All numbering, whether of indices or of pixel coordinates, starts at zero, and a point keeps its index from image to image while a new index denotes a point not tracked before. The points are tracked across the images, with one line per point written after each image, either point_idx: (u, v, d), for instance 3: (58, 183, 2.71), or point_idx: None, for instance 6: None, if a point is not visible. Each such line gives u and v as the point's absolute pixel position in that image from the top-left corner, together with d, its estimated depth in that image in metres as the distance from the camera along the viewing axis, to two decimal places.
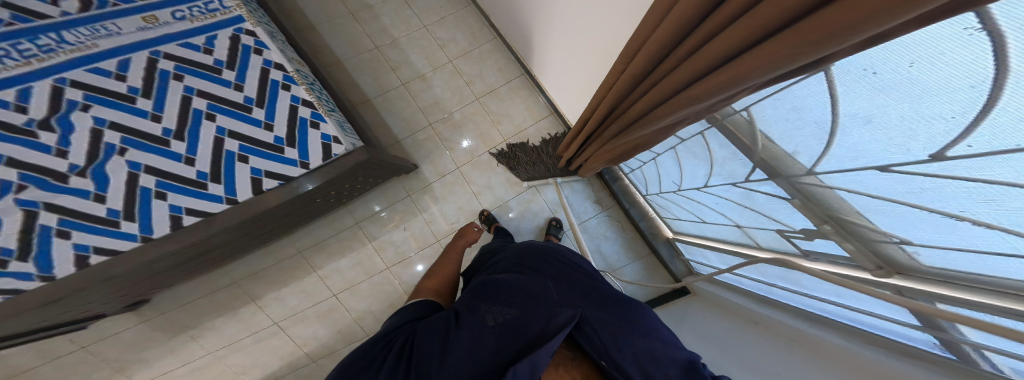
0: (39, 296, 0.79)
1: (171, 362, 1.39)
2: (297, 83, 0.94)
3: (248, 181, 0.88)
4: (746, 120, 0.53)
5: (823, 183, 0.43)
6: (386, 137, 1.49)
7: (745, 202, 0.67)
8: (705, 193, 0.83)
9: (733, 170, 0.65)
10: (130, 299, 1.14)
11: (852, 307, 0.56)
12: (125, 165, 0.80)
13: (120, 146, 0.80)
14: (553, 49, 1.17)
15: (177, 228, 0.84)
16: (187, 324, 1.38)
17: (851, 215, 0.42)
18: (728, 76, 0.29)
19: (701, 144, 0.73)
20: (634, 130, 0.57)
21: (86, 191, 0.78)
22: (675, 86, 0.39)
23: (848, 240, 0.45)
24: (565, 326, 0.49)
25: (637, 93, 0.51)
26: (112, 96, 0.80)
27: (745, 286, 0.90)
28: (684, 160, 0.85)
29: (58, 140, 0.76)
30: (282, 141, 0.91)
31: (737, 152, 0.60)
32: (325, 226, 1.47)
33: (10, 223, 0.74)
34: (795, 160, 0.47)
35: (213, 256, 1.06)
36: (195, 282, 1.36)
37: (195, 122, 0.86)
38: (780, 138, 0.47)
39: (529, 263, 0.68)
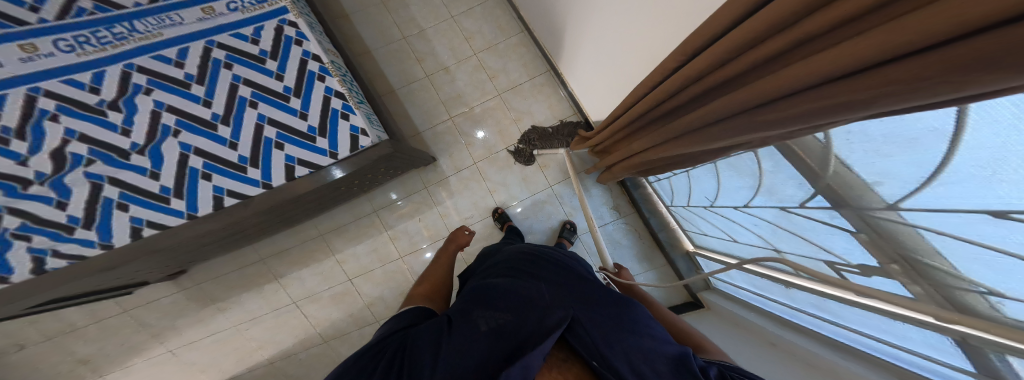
0: (97, 263, 0.88)
1: (199, 331, 1.48)
2: (331, 74, 0.97)
3: (283, 168, 0.93)
4: (821, 144, 0.47)
5: (903, 220, 0.39)
6: (408, 128, 1.53)
7: (789, 226, 0.64)
8: (743, 213, 0.79)
9: (787, 194, 0.61)
10: (171, 269, 1.23)
11: (903, 347, 0.49)
12: (177, 145, 0.87)
13: (174, 128, 0.85)
14: (585, 45, 1.14)
15: (217, 208, 0.90)
16: (217, 296, 1.48)
17: (927, 256, 0.38)
18: (801, 108, 0.29)
19: (752, 161, 0.68)
20: (679, 146, 0.57)
21: (143, 168, 0.85)
22: (730, 109, 0.39)
23: (918, 282, 0.41)
24: (557, 326, 0.49)
25: (688, 109, 0.51)
26: (172, 81, 0.86)
27: (775, 310, 0.83)
28: (727, 175, 0.81)
29: (123, 120, 0.83)
30: (315, 131, 0.95)
31: (797, 174, 0.55)
32: (346, 211, 1.52)
33: (79, 193, 0.82)
34: (872, 191, 0.41)
35: (245, 235, 1.13)
36: (227, 257, 1.45)
37: (240, 109, 0.90)
38: (858, 165, 0.42)
39: (524, 268, 0.68)
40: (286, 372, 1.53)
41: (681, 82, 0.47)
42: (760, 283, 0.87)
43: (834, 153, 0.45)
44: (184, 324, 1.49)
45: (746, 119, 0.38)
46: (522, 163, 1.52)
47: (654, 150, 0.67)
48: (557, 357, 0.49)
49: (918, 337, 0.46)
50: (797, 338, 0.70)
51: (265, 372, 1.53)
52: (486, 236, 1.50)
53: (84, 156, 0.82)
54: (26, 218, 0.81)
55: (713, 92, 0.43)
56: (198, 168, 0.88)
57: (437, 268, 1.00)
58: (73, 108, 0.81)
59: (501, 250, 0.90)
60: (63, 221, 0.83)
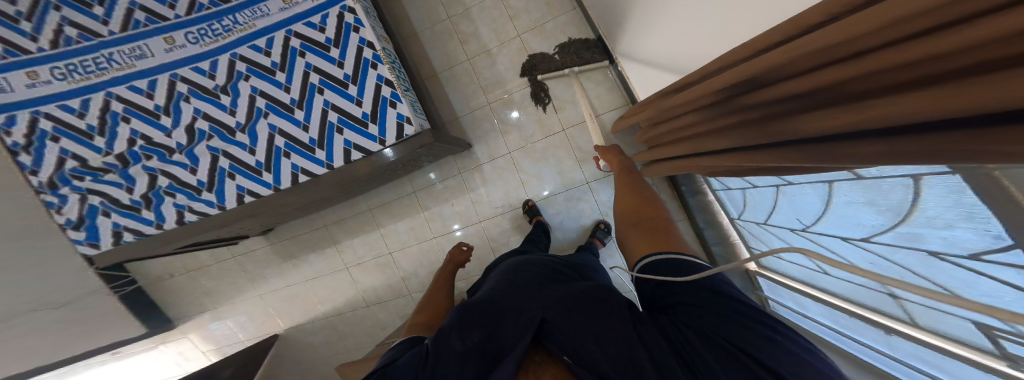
0: (212, 221, 1.09)
1: (277, 283, 1.80)
2: (383, 62, 1.02)
3: (341, 151, 1.03)
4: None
5: None
6: (448, 113, 1.58)
7: (921, 271, 0.43)
8: (851, 245, 0.57)
9: (941, 232, 0.38)
10: (259, 228, 1.50)
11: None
12: (267, 127, 1.02)
13: (265, 110, 1.02)
14: (655, 23, 1.00)
15: (294, 183, 1.05)
16: (291, 254, 1.77)
17: None
18: (921, 144, 0.23)
19: (900, 185, 0.43)
20: (752, 158, 0.50)
21: (244, 144, 1.02)
22: (818, 132, 0.33)
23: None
24: (526, 333, 0.46)
25: (765, 121, 0.44)
26: (262, 69, 1.01)
27: (869, 359, 0.63)
28: (843, 192, 0.58)
29: (230, 102, 1.02)
30: (367, 117, 1.02)
31: (973, 212, 0.32)
32: (391, 190, 1.64)
33: (203, 162, 1.04)
34: None
35: (311, 206, 1.31)
36: (299, 221, 1.73)
37: (310, 95, 1.02)
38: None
39: (503, 282, 0.65)
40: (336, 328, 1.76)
41: (767, 87, 0.40)
42: (843, 321, 0.69)
43: None
44: (270, 273, 1.81)
45: (848, 145, 0.31)
46: (535, 98, 1.51)
47: (735, 154, 0.56)
48: (531, 361, 0.45)
49: None
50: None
51: (321, 325, 1.78)
52: (516, 227, 1.52)
53: (206, 131, 1.03)
54: (173, 179, 1.06)
55: (803, 104, 0.36)
56: (281, 147, 1.03)
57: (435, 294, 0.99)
58: (200, 92, 1.01)
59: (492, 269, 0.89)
60: (193, 184, 1.06)
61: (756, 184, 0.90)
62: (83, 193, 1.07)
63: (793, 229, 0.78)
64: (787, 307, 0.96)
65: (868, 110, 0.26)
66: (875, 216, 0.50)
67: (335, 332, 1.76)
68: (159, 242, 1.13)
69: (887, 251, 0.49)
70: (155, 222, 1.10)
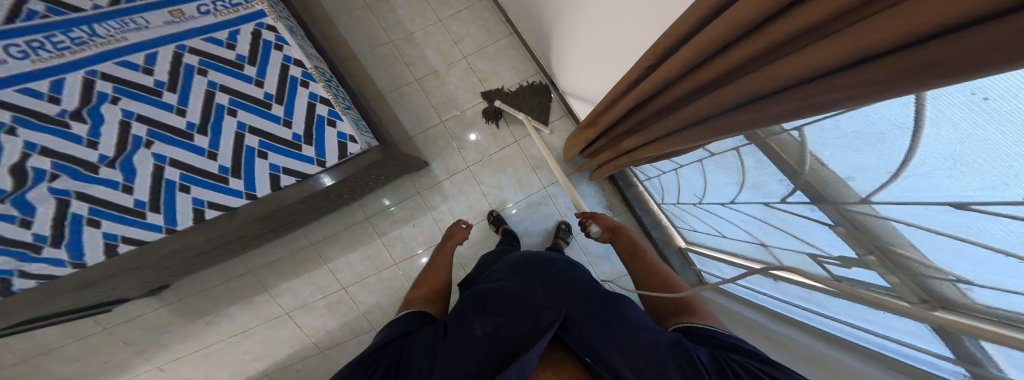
0: (71, 282, 0.83)
1: (187, 346, 1.47)
2: (315, 80, 0.95)
3: (267, 177, 0.89)
4: (796, 141, 0.49)
5: (878, 214, 0.41)
6: (398, 134, 1.51)
7: (770, 220, 0.67)
8: (730, 209, 0.80)
9: (768, 189, 0.62)
10: (151, 285, 1.22)
11: (940, 356, 0.43)
12: (151, 157, 0.82)
13: (147, 139, 0.82)
14: (576, 45, 1.11)
15: (198, 221, 0.86)
16: (201, 311, 1.48)
17: (898, 245, 0.41)
18: (813, 95, 0.24)
19: (736, 164, 0.70)
20: (666, 144, 0.56)
21: (115, 182, 0.80)
22: (729, 103, 0.35)
23: (892, 272, 0.43)
24: (549, 328, 0.48)
25: (678, 106, 0.48)
26: (141, 89, 0.82)
27: (785, 312, 0.76)
28: (711, 173, 0.82)
29: (88, 131, 0.78)
30: (299, 139, 0.92)
31: (777, 173, 0.57)
32: (338, 219, 1.48)
33: (44, 211, 0.76)
34: (848, 187, 0.44)
35: (231, 247, 1.10)
36: (214, 270, 1.45)
37: (217, 117, 0.87)
38: (832, 160, 0.44)
39: (519, 271, 0.66)
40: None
41: (647, 94, 0.52)
42: (749, 277, 0.88)
43: (811, 151, 0.47)
44: (169, 339, 1.47)
45: (749, 111, 0.33)
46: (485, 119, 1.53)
47: (640, 151, 0.69)
48: (550, 357, 0.47)
49: (900, 326, 0.49)
50: (788, 330, 0.70)
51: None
52: (482, 240, 1.48)
53: (47, 170, 0.76)
54: None
55: (703, 86, 0.39)
56: (174, 180, 0.83)
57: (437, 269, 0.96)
58: (35, 121, 0.75)
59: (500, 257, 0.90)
60: (29, 240, 0.77)
61: (660, 168, 1.09)
62: None
63: (693, 203, 0.99)
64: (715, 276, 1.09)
65: (776, 71, 0.26)
66: (733, 180, 0.74)
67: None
68: None
69: (748, 208, 0.73)
70: None
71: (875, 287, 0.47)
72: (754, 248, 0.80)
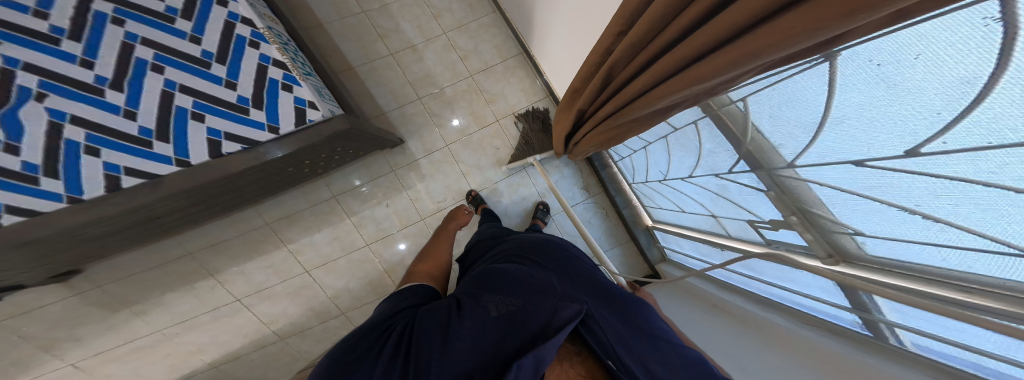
0: None
1: (110, 340, 1.30)
2: (268, 41, 0.82)
3: (205, 143, 0.77)
4: (742, 112, 0.55)
5: (799, 176, 0.47)
6: (371, 108, 1.40)
7: (721, 193, 0.74)
8: (688, 183, 0.88)
9: (717, 162, 0.69)
10: (58, 269, 1.05)
11: (835, 305, 0.53)
12: (44, 113, 0.66)
13: (38, 91, 0.66)
14: (557, 28, 1.09)
15: (114, 190, 0.72)
16: (127, 300, 1.30)
17: (817, 207, 0.47)
18: (762, 40, 0.24)
19: (694, 138, 0.75)
20: (630, 110, 0.57)
21: None
22: (691, 53, 0.35)
23: (809, 230, 0.50)
24: (571, 321, 0.44)
25: (649, 62, 0.46)
26: (30, 35, 0.66)
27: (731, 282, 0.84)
28: (675, 149, 0.87)
29: None
30: (247, 102, 0.80)
31: (724, 142, 0.63)
32: (300, 197, 1.36)
33: None
34: (778, 153, 0.50)
35: (165, 222, 0.95)
36: (145, 253, 1.28)
37: (139, 73, 0.72)
38: (769, 132, 0.50)
39: (533, 256, 0.67)
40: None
41: (619, 59, 0.53)
42: (701, 248, 0.97)
43: (751, 120, 0.53)
44: (88, 333, 1.30)
45: (702, 65, 0.34)
46: (470, 111, 1.48)
47: (608, 122, 0.69)
48: (568, 350, 0.47)
49: (813, 285, 0.58)
50: (734, 298, 0.78)
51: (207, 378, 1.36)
52: None
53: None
54: None
55: (668, 41, 0.39)
56: (78, 142, 0.69)
57: (439, 246, 0.99)
58: None
59: (505, 238, 0.89)
60: None
61: (632, 148, 1.15)
62: None
63: (659, 181, 1.06)
64: (676, 252, 1.21)
65: (744, 8, 0.25)
66: (693, 157, 0.79)
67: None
68: None
69: (704, 182, 0.79)
70: None
71: (796, 246, 0.56)
72: (704, 220, 0.90)
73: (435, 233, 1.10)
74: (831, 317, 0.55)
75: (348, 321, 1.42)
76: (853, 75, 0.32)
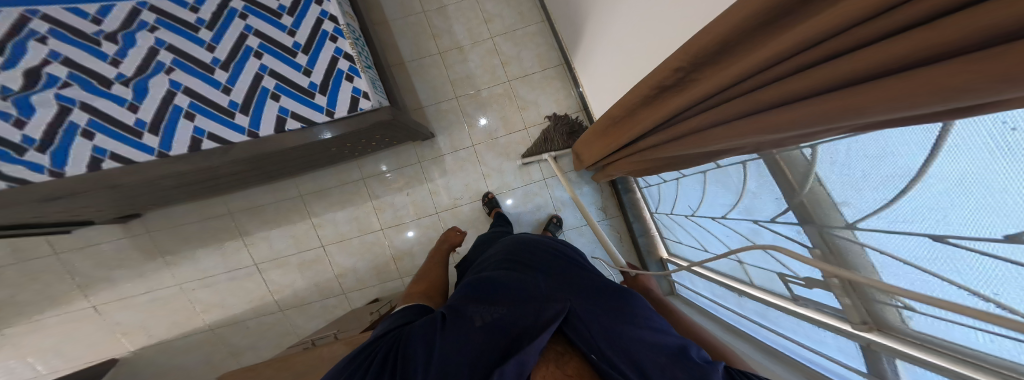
0: (21, 195, 0.75)
1: (136, 286, 1.43)
2: (345, 37, 0.91)
3: (274, 119, 0.86)
4: (807, 160, 0.49)
5: (856, 240, 0.43)
6: (411, 101, 1.49)
7: (751, 237, 0.71)
8: (718, 223, 0.85)
9: (761, 206, 0.65)
10: (125, 210, 1.17)
11: (851, 368, 0.52)
12: (167, 83, 0.79)
13: (169, 66, 0.80)
14: (606, 47, 1.13)
15: (194, 150, 0.81)
16: (166, 249, 1.43)
17: (865, 271, 0.43)
18: (825, 108, 0.26)
19: (740, 175, 0.72)
20: (676, 147, 0.60)
21: (123, 99, 0.77)
22: (748, 108, 0.38)
23: (847, 295, 0.49)
24: (554, 320, 0.47)
25: (706, 106, 0.49)
26: (180, 23, 0.81)
27: (741, 327, 0.84)
28: (711, 185, 0.87)
29: (116, 51, 0.77)
30: (315, 88, 0.88)
31: (777, 190, 0.58)
32: (333, 175, 1.46)
33: (42, 114, 0.73)
34: (838, 211, 0.44)
35: (217, 183, 1.06)
36: (194, 207, 1.42)
37: (243, 58, 0.85)
38: (834, 182, 0.44)
39: (520, 260, 0.68)
40: (228, 342, 1.46)
41: (675, 102, 0.56)
42: (717, 291, 0.98)
43: (817, 171, 0.47)
44: (122, 275, 1.43)
45: (757, 120, 0.37)
46: (502, 116, 1.53)
47: (650, 151, 0.72)
48: (553, 350, 0.47)
49: (833, 344, 0.55)
50: (740, 346, 0.77)
51: (203, 338, 1.46)
52: (474, 220, 1.51)
53: (61, 78, 0.74)
54: None
55: (727, 91, 0.42)
56: (182, 107, 0.80)
57: (431, 270, 0.97)
58: (67, 35, 0.74)
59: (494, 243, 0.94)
60: (16, 141, 0.73)
61: (664, 178, 1.16)
62: None
63: (685, 215, 1.07)
64: (686, 288, 1.20)
65: (811, 75, 0.27)
66: (730, 198, 0.78)
67: (225, 347, 1.47)
68: None
69: (735, 225, 0.77)
70: None
71: (828, 307, 0.55)
72: (729, 264, 0.89)
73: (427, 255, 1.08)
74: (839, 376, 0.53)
75: (345, 301, 1.47)
76: (988, 132, 0.25)
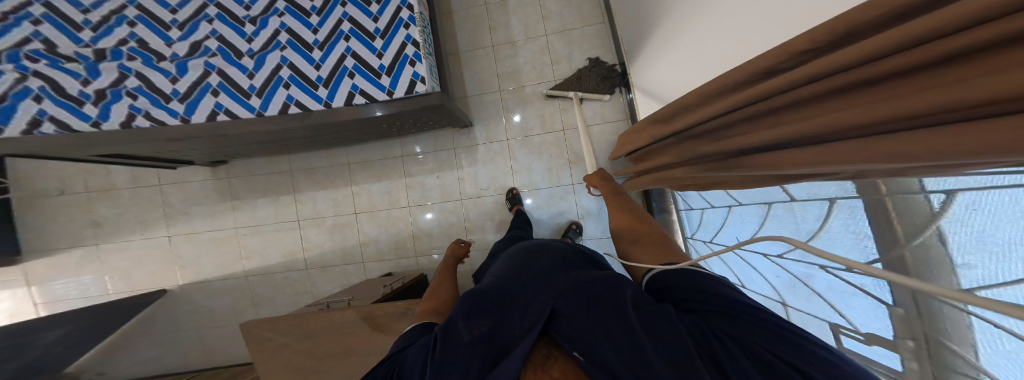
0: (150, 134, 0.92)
1: (201, 224, 1.70)
2: (416, 24, 0.99)
3: (346, 94, 0.97)
4: (932, 212, 0.38)
5: (963, 308, 0.36)
6: (459, 90, 1.58)
7: (804, 279, 0.66)
8: (769, 262, 0.78)
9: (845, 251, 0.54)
10: (218, 156, 1.40)
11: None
12: (278, 58, 0.94)
13: (283, 45, 0.95)
14: (669, 51, 1.09)
15: (282, 113, 0.95)
16: (236, 194, 1.67)
17: (955, 341, 0.37)
18: (912, 143, 0.23)
19: (819, 214, 0.60)
20: (732, 165, 0.58)
21: (246, 68, 0.93)
22: (793, 135, 0.39)
23: (917, 360, 0.43)
24: (534, 327, 0.45)
25: (758, 117, 0.48)
26: (300, 10, 0.95)
27: None
28: (774, 217, 0.77)
29: (253, 31, 0.94)
30: (383, 69, 0.98)
31: (869, 237, 0.48)
32: (378, 149, 1.60)
33: (191, 75, 0.92)
34: (952, 276, 0.34)
35: (286, 143, 1.23)
36: (266, 161, 1.65)
37: (336, 41, 0.97)
38: (955, 245, 0.35)
39: (514, 266, 0.65)
40: (256, 291, 1.67)
41: (729, 116, 0.55)
42: None
43: (940, 220, 0.37)
44: (198, 212, 1.70)
45: (807, 150, 0.37)
46: (541, 113, 1.56)
47: (701, 166, 0.71)
48: (538, 354, 0.44)
49: None
50: None
51: (232, 285, 1.67)
52: (497, 212, 1.56)
53: (212, 50, 0.93)
54: (145, 82, 0.91)
55: (777, 106, 0.42)
56: (283, 78, 0.95)
57: (441, 282, 0.90)
58: (226, 17, 0.93)
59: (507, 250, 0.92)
60: (166, 92, 0.92)
61: (711, 203, 1.11)
62: (26, 73, 0.87)
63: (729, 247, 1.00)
64: None
65: (852, 114, 0.28)
66: (794, 236, 0.68)
67: (251, 295, 1.67)
68: (72, 145, 0.90)
69: (793, 268, 0.68)
70: (94, 119, 0.90)
71: (879, 366, 0.50)
72: (768, 304, 0.82)
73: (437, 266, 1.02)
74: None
75: (363, 271, 1.59)
76: None
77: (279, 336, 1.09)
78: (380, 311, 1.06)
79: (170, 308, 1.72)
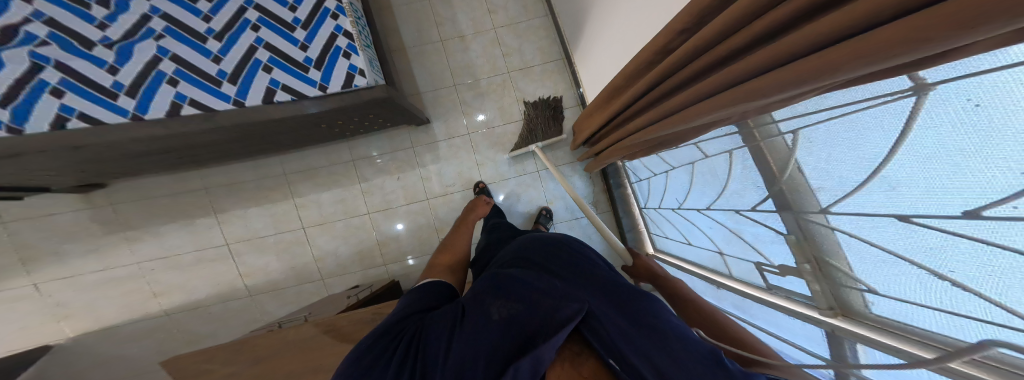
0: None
1: (85, 264, 1.33)
2: (347, 15, 0.89)
3: (263, 91, 0.82)
4: (788, 147, 0.51)
5: (827, 224, 0.46)
6: (409, 87, 1.47)
7: (734, 228, 0.74)
8: (702, 215, 0.89)
9: (745, 198, 0.67)
10: (88, 178, 1.09)
11: (813, 355, 0.53)
12: (155, 49, 0.75)
13: (160, 33, 0.75)
14: (603, 41, 1.16)
15: (172, 116, 0.77)
16: (127, 223, 1.33)
17: (834, 258, 0.46)
18: (787, 72, 0.29)
19: (724, 164, 0.74)
20: (659, 127, 0.65)
21: (104, 61, 0.72)
22: (720, 82, 0.42)
23: (817, 281, 0.51)
24: (571, 320, 0.40)
25: (681, 85, 0.55)
26: None
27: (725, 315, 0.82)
28: (698, 170, 0.88)
29: (105, 15, 0.72)
30: (310, 63, 0.85)
31: (758, 178, 0.61)
32: (322, 155, 1.41)
33: (10, 70, 0.67)
34: (814, 196, 0.47)
35: (192, 153, 1.00)
36: (167, 179, 1.34)
37: (238, 31, 0.80)
38: (809, 169, 0.47)
39: (537, 259, 0.60)
40: (175, 336, 1.36)
41: (659, 81, 0.60)
42: (700, 287, 0.98)
43: (795, 156, 0.50)
44: (72, 250, 1.32)
45: (727, 93, 0.41)
46: (500, 107, 1.53)
47: (636, 136, 0.78)
48: (569, 349, 0.43)
49: (800, 332, 0.56)
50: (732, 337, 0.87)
51: (154, 326, 1.34)
52: None
53: (40, 37, 0.69)
54: None
55: (700, 62, 0.46)
56: (166, 73, 0.76)
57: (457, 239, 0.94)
58: None
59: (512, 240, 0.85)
60: None
61: (654, 170, 1.21)
62: None
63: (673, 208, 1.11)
64: None
65: (778, 47, 0.30)
66: (715, 187, 0.80)
67: (183, 333, 1.37)
68: None
69: (719, 217, 0.80)
70: None
71: (799, 295, 0.57)
72: (711, 256, 0.92)
73: (456, 223, 1.07)
74: (805, 367, 0.55)
75: (324, 287, 1.44)
76: (976, 82, 0.23)
77: (219, 366, 0.90)
78: (345, 321, 0.93)
79: (70, 361, 1.35)
